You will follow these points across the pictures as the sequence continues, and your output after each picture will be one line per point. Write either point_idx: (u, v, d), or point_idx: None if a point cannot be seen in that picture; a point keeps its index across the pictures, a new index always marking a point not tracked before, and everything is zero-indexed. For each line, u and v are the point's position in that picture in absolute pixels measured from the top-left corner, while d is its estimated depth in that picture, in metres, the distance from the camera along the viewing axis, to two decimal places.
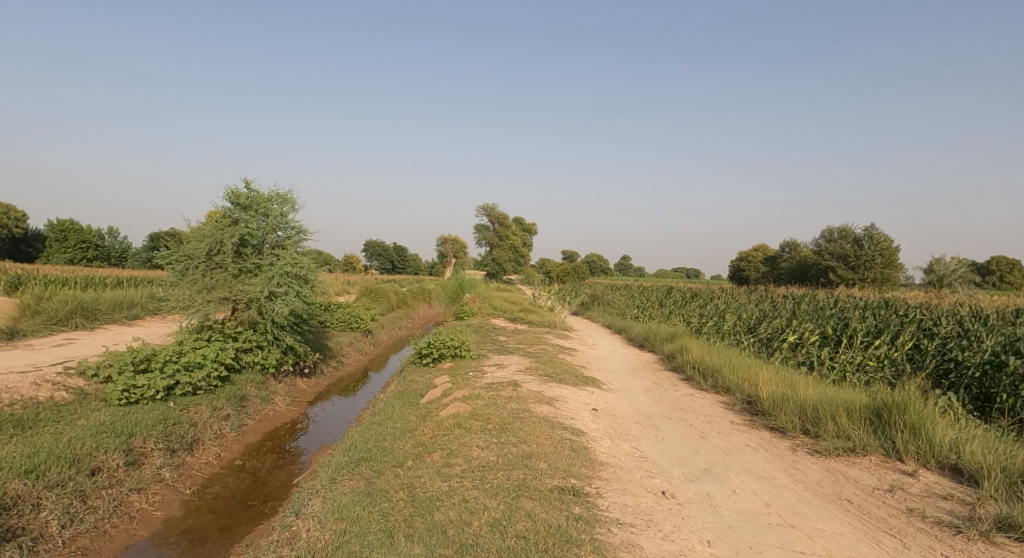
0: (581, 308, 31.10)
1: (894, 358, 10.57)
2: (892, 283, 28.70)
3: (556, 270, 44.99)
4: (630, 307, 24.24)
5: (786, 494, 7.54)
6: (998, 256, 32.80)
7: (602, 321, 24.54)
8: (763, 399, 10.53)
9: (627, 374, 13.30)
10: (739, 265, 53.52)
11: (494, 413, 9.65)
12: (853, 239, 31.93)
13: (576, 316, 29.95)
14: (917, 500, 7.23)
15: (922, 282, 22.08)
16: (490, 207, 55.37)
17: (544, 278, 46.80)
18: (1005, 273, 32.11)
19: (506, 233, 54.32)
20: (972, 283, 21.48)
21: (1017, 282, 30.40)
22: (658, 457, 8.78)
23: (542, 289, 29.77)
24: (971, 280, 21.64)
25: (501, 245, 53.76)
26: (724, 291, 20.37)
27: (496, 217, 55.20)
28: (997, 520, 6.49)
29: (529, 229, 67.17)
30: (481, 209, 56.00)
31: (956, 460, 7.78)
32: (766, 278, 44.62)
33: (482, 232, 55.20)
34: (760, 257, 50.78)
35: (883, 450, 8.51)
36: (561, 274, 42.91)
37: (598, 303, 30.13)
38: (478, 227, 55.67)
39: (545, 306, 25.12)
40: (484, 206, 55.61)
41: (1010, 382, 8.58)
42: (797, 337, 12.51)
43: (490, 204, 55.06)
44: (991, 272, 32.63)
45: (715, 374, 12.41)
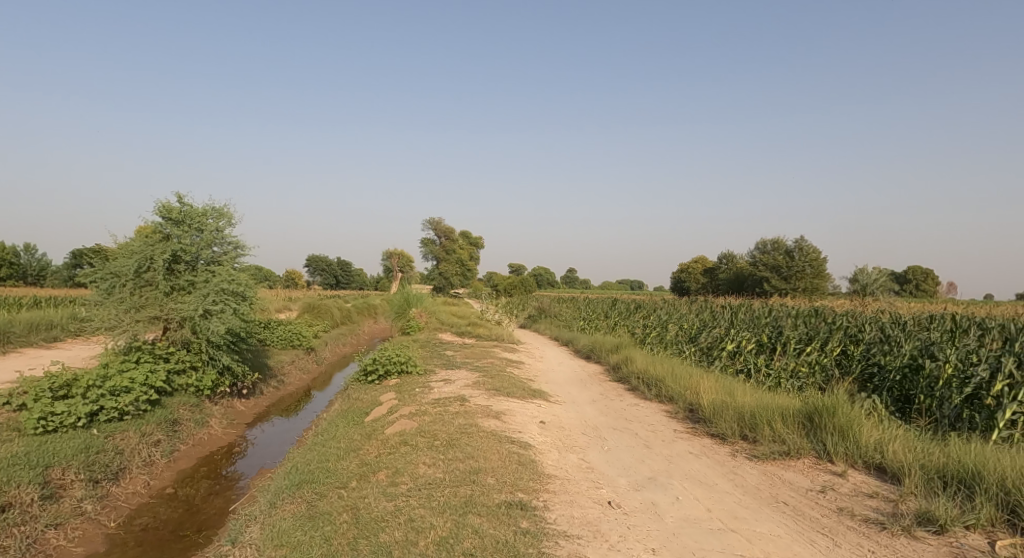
0: (528, 321, 31.38)
1: (823, 364, 11.15)
2: (820, 292, 31.09)
3: (503, 284, 45.26)
4: (576, 320, 24.61)
5: (726, 499, 7.78)
6: (913, 266, 35.23)
7: (549, 334, 24.78)
8: (703, 406, 10.86)
9: (574, 386, 13.42)
10: (678, 277, 55.39)
11: (441, 429, 9.56)
12: (784, 251, 33.70)
13: (523, 328, 30.17)
14: (846, 499, 7.59)
15: (848, 291, 23.41)
16: (438, 221, 55.33)
17: (491, 292, 46.93)
18: (919, 282, 34.62)
19: (454, 248, 55.36)
20: (892, 292, 22.93)
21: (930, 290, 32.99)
22: (604, 467, 8.90)
23: (489, 303, 29.89)
24: (890, 289, 23.12)
25: (449, 262, 54.18)
26: (666, 302, 20.94)
27: (441, 231, 55.53)
28: (918, 515, 6.88)
29: (475, 242, 67.15)
30: (428, 223, 56.02)
31: (880, 459, 8.21)
32: (705, 288, 46.41)
33: (429, 247, 55.12)
34: (700, 268, 52.78)
35: (815, 452, 8.90)
36: (508, 287, 43.64)
37: (545, 316, 30.45)
38: (426, 241, 55.34)
39: (492, 319, 25.10)
40: (431, 221, 55.50)
41: (926, 383, 9.17)
42: (735, 345, 13.01)
43: (437, 220, 55.10)
44: (908, 280, 35.07)
45: (658, 383, 12.69)
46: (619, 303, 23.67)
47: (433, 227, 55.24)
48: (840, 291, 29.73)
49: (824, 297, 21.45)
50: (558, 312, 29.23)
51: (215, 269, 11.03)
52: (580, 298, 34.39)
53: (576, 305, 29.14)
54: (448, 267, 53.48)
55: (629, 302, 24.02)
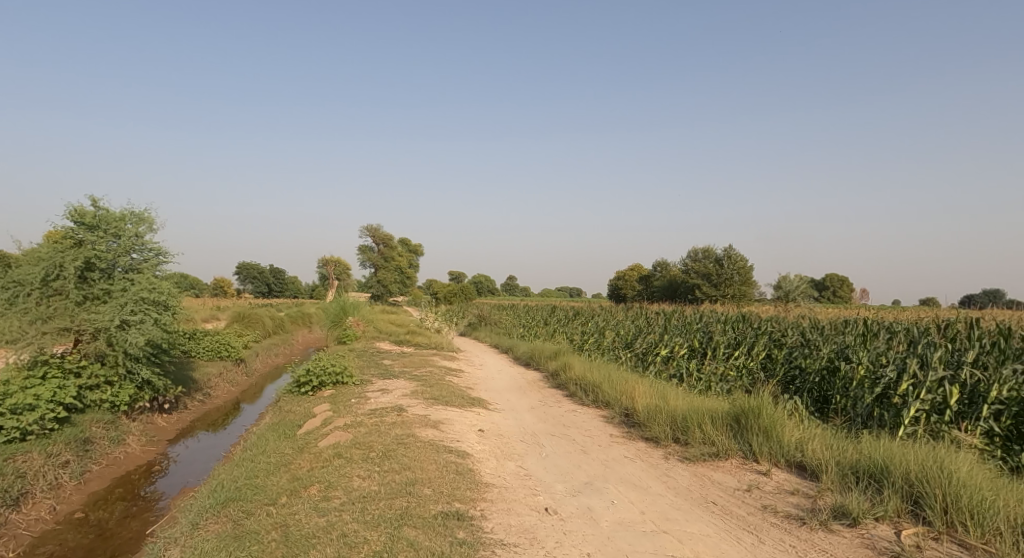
0: (468, 329, 31.30)
1: (750, 368, 11.68)
2: (748, 299, 32.73)
3: (443, 291, 45.07)
4: (516, 327, 24.74)
5: (659, 501, 7.98)
6: (831, 273, 37.61)
7: (489, 341, 24.80)
8: (638, 411, 11.12)
9: (513, 393, 13.46)
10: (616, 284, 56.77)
11: (377, 440, 9.36)
12: (714, 259, 35.26)
13: (463, 336, 30.03)
14: (770, 496, 7.94)
15: (772, 297, 24.70)
16: (376, 227, 54.40)
17: (431, 299, 46.53)
18: (836, 288, 37.02)
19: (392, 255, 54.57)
20: (811, 297, 24.34)
21: (846, 296, 35.33)
22: (541, 474, 8.95)
23: (429, 310, 29.65)
24: (810, 295, 24.55)
25: (387, 267, 53.19)
26: (603, 309, 21.38)
27: (379, 237, 54.66)
28: (834, 509, 7.27)
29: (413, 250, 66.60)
30: (365, 228, 55.07)
31: (800, 457, 8.63)
32: (641, 295, 47.81)
33: (366, 253, 54.13)
34: (636, 275, 54.34)
35: (742, 453, 9.27)
36: (448, 295, 43.47)
37: (485, 323, 30.46)
38: (364, 248, 54.36)
39: (431, 327, 24.86)
40: (369, 227, 54.53)
41: (842, 384, 9.76)
42: (668, 351, 13.42)
43: (375, 226, 54.27)
44: (826, 287, 37.42)
45: (595, 389, 12.91)
46: (558, 310, 24.00)
47: (371, 232, 54.36)
48: (765, 297, 31.41)
49: (751, 303, 22.54)
50: (498, 320, 29.31)
51: (134, 277, 10.46)
52: (520, 305, 34.63)
53: (516, 312, 29.33)
54: (386, 273, 52.52)
55: (569, 309, 24.35)
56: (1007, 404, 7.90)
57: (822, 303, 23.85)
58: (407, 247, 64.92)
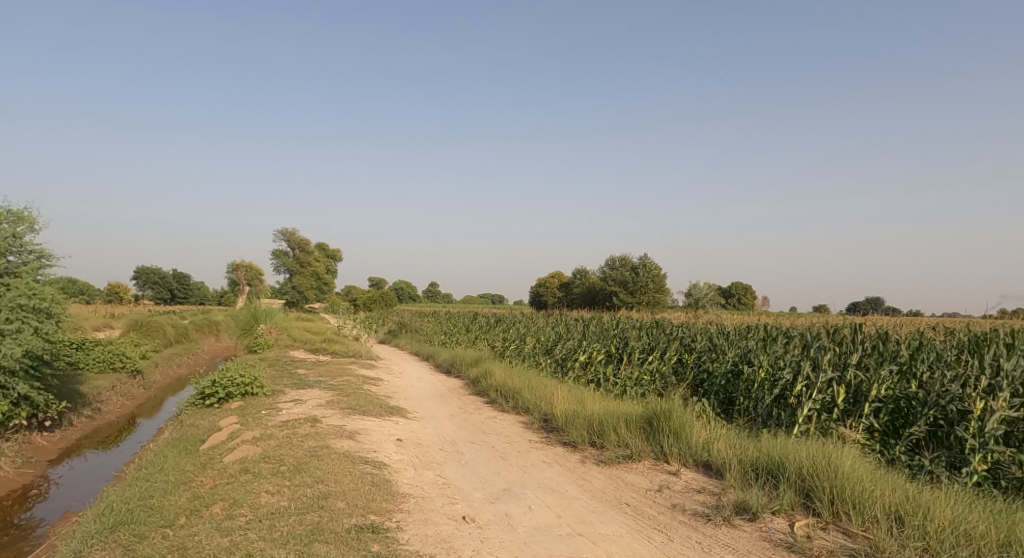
0: (388, 336, 30.70)
1: (663, 372, 12.19)
2: (660, 306, 34.69)
3: (363, 298, 44.10)
4: (437, 334, 24.54)
5: (575, 505, 8.13)
6: (736, 282, 40.14)
7: (409, 348, 24.46)
8: (556, 416, 11.31)
9: (433, 401, 13.31)
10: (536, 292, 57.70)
11: (288, 453, 8.96)
12: (630, 268, 36.81)
13: (383, 343, 29.43)
14: (679, 495, 8.28)
15: (682, 304, 26.04)
16: (290, 232, 52.43)
17: (349, 306, 45.27)
18: (741, 296, 39.62)
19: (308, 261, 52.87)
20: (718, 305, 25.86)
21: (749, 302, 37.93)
22: (460, 482, 8.89)
23: (347, 318, 28.87)
24: (717, 303, 26.05)
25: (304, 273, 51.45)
26: (524, 315, 21.66)
27: (294, 242, 52.67)
28: (736, 505, 7.69)
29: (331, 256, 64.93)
30: (280, 232, 53.01)
31: (706, 456, 9.08)
32: (562, 302, 48.99)
33: (280, 258, 52.00)
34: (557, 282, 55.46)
35: (654, 454, 9.63)
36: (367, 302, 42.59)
37: (405, 331, 30.01)
38: (278, 253, 52.25)
39: (349, 335, 24.19)
40: (282, 231, 52.67)
41: (745, 386, 10.39)
42: (586, 356, 13.78)
43: (290, 230, 52.35)
44: (732, 294, 39.95)
45: (515, 395, 13.02)
46: (480, 317, 24.06)
47: (286, 237, 52.41)
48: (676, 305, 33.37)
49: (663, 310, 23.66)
50: (419, 327, 28.98)
51: (11, 282, 9.50)
52: (441, 312, 34.41)
53: (437, 319, 29.15)
54: (304, 279, 50.69)
55: (490, 316, 24.47)
56: (885, 402, 8.69)
57: (725, 309, 25.53)
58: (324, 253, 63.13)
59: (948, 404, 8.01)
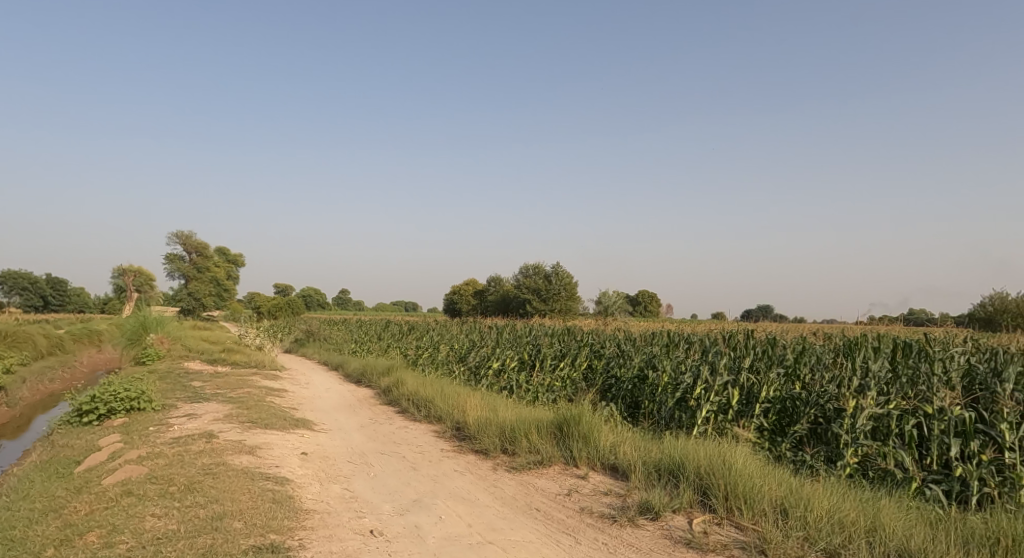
0: (294, 345, 29.44)
1: (573, 378, 12.52)
2: (573, 313, 36.17)
3: (267, 305, 42.05)
4: (347, 342, 23.83)
5: (486, 513, 8.12)
6: (643, 290, 42.15)
7: (317, 357, 23.54)
8: (468, 424, 11.28)
9: (342, 412, 12.87)
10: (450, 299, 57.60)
11: (179, 473, 8.31)
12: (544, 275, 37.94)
13: (289, 352, 28.16)
14: (587, 498, 8.49)
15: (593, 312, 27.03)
16: (187, 234, 49.09)
17: (252, 314, 42.96)
18: (647, 303, 41.76)
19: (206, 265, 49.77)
20: (626, 312, 27.03)
21: (655, 309, 40.15)
22: (368, 495, 8.63)
23: (249, 326, 27.37)
24: (625, 310, 27.23)
25: (201, 278, 48.32)
26: (438, 323, 21.52)
27: (191, 245, 49.33)
28: (640, 506, 7.98)
29: (232, 260, 61.53)
30: (174, 234, 49.49)
31: (613, 459, 9.37)
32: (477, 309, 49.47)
33: (174, 261, 48.44)
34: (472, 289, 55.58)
35: (563, 458, 9.81)
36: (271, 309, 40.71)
37: (313, 339, 28.90)
38: (172, 256, 48.71)
39: (252, 344, 22.94)
40: (177, 233, 49.31)
41: (650, 390, 10.88)
42: (500, 363, 13.89)
43: (186, 233, 49.08)
44: (639, 302, 41.93)
45: (428, 404, 12.86)
46: (393, 324, 23.65)
47: (181, 239, 48.99)
48: (588, 312, 34.79)
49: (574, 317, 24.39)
50: (329, 336, 27.99)
51: None
52: (351, 320, 33.52)
53: (348, 328, 28.32)
54: (200, 286, 47.43)
55: (404, 323, 24.10)
56: (773, 403, 9.42)
57: (632, 316, 26.76)
58: (223, 257, 59.70)
59: (826, 403, 8.76)
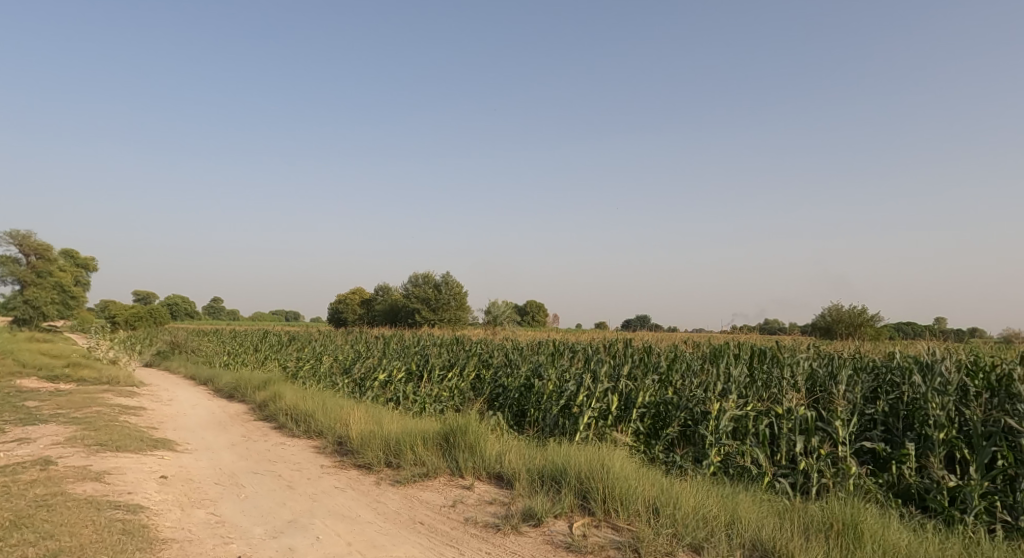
0: (156, 358, 26.86)
1: (461, 388, 12.50)
2: (462, 322, 36.92)
3: (124, 314, 38.08)
4: (219, 354, 22.14)
5: (367, 530, 7.83)
6: (531, 301, 43.62)
7: (183, 371, 21.59)
8: (351, 438, 10.87)
9: (210, 430, 11.89)
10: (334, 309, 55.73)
11: (3, 507, 7.21)
12: (433, 286, 38.25)
13: (149, 366, 25.65)
14: (471, 509, 8.46)
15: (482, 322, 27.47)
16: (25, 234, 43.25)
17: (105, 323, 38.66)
18: (533, 312, 43.32)
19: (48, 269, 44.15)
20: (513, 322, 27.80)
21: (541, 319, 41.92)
22: (237, 518, 8.01)
23: (101, 338, 24.60)
24: (511, 320, 28.00)
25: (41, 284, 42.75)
26: (321, 333, 20.62)
27: (29, 246, 43.47)
28: (523, 513, 8.08)
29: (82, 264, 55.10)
30: (8, 234, 43.38)
31: (498, 468, 9.44)
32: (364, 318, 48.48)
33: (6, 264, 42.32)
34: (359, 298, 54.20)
35: (449, 469, 9.72)
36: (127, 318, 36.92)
37: (179, 352, 26.55)
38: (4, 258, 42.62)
39: (104, 358, 20.59)
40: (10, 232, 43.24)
41: (536, 398, 11.13)
42: (386, 375, 13.55)
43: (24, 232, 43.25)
44: (526, 312, 43.34)
45: (308, 418, 12.23)
46: (272, 334, 22.34)
47: (17, 238, 43.04)
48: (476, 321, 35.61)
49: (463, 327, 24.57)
50: (197, 348, 25.85)
51: None
52: (223, 331, 31.24)
53: (220, 339, 26.37)
54: (40, 293, 42.21)
55: (283, 333, 22.85)
56: (649, 407, 9.97)
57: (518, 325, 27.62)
58: (70, 261, 53.24)
59: (694, 406, 9.44)
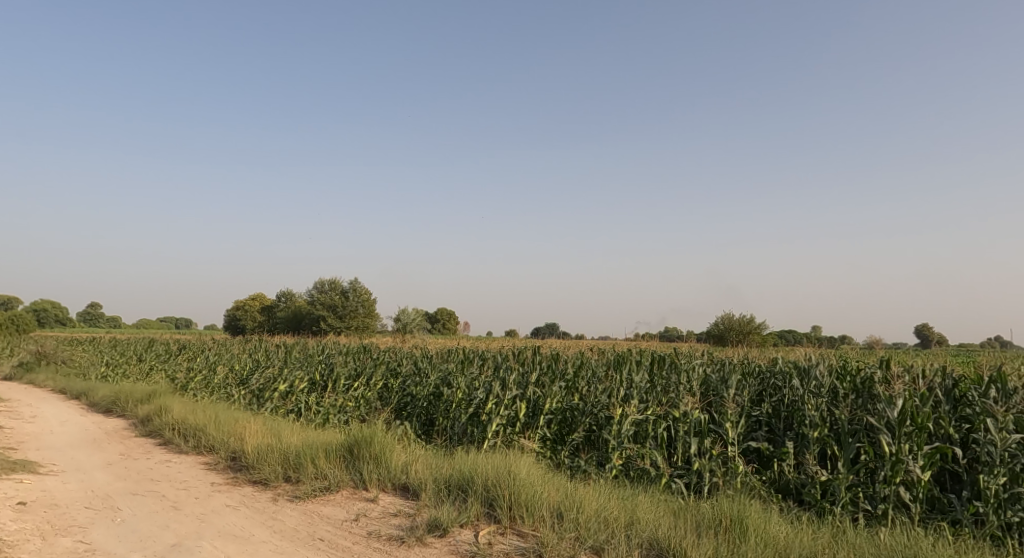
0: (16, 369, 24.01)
1: (368, 398, 12.18)
2: (369, 330, 36.22)
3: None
4: (94, 366, 20.17)
5: (260, 550, 7.38)
6: (440, 309, 43.49)
7: (50, 385, 19.41)
8: (246, 452, 10.24)
9: (81, 449, 10.77)
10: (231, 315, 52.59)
11: None
12: (340, 292, 37.20)
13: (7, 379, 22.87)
14: (375, 522, 8.20)
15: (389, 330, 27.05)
16: None
17: None
18: (443, 320, 43.23)
19: None
20: (422, 330, 27.56)
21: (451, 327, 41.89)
22: (111, 545, 7.29)
23: None
24: (420, 328, 27.74)
25: None
26: (216, 342, 19.37)
27: None
28: (428, 524, 7.94)
29: None
30: None
31: (404, 479, 9.23)
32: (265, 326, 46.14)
33: None
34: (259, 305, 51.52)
35: (353, 482, 9.38)
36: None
37: (45, 363, 23.91)
38: None
39: None
40: None
41: (444, 406, 11.04)
42: (287, 385, 12.94)
43: None
44: (436, 320, 43.18)
45: (198, 433, 11.40)
46: (157, 343, 20.66)
47: None
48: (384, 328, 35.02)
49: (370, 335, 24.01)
50: (68, 359, 23.41)
51: None
52: (102, 339, 28.54)
53: (96, 348, 24.05)
54: None
55: (172, 343, 21.20)
56: (555, 414, 10.17)
57: (426, 333, 27.43)
58: None
59: (599, 412, 9.76)
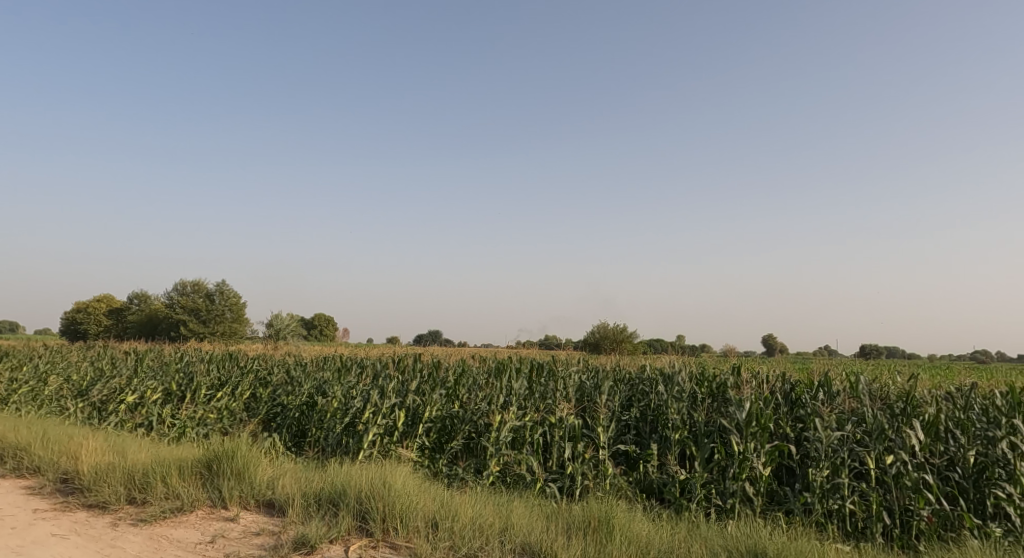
0: None
1: (232, 409, 11.28)
2: (237, 336, 33.88)
3: None
4: None
5: None
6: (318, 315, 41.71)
7: None
8: (82, 473, 9.04)
9: None
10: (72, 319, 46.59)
11: None
12: (205, 295, 34.45)
13: None
14: (234, 543, 7.56)
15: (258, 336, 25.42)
16: None
17: None
18: (321, 327, 41.48)
19: None
20: (296, 337, 26.20)
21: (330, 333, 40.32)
22: None
23: None
24: (294, 334, 26.35)
25: None
26: (48, 348, 16.99)
27: None
28: (294, 541, 7.45)
29: None
30: None
31: (269, 495, 8.62)
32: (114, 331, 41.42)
33: None
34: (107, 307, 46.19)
35: (210, 501, 8.61)
36: None
37: None
38: None
39: None
40: None
41: (318, 416, 10.50)
42: (136, 396, 11.67)
43: None
44: (314, 326, 41.33)
45: (20, 453, 9.90)
46: None
47: None
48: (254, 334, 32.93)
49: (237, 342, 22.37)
50: None
51: None
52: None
53: None
54: None
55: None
56: (434, 422, 10.05)
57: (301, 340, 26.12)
58: None
59: (478, 419, 9.80)
